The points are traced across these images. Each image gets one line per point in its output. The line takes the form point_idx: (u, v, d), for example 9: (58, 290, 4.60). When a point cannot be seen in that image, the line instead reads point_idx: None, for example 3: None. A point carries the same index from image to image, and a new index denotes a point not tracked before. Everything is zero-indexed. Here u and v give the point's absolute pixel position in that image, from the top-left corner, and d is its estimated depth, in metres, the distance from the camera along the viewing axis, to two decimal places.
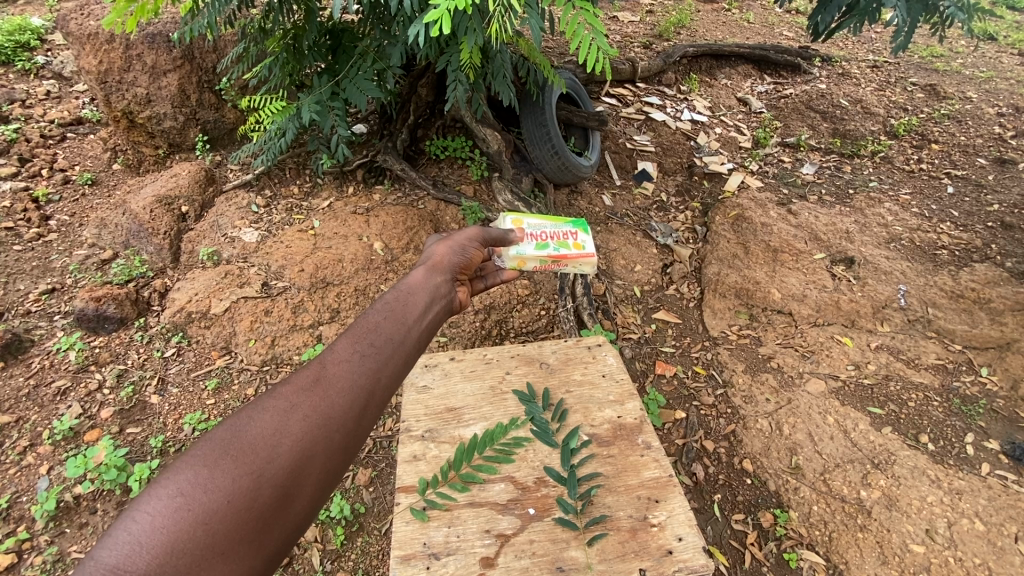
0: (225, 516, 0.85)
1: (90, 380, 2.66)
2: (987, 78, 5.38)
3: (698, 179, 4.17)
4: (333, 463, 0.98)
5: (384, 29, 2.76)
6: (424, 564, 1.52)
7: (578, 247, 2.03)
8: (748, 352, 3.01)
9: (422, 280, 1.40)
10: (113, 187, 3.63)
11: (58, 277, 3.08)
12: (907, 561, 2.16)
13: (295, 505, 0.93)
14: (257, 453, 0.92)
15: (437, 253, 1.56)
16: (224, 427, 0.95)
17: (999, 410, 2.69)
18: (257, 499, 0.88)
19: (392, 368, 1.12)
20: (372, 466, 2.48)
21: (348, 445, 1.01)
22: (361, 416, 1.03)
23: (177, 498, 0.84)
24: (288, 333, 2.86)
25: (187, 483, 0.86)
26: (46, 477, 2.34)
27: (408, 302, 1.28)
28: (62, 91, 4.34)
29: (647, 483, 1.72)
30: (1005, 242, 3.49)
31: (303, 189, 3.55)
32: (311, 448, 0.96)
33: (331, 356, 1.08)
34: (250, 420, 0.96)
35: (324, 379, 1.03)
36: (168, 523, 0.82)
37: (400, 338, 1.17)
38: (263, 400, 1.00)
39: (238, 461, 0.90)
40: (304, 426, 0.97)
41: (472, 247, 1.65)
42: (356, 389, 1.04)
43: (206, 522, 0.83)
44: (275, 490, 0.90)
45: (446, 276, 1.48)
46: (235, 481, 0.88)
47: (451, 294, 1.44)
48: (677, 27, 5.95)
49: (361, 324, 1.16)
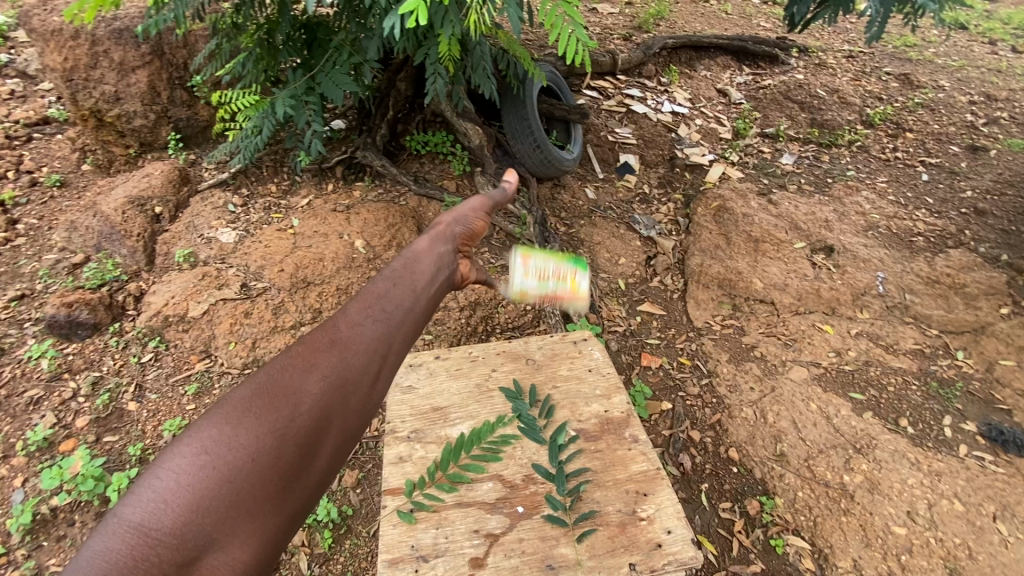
0: (249, 473, 0.86)
1: (64, 389, 2.59)
2: (958, 67, 5.47)
3: (679, 171, 4.19)
4: (352, 423, 0.97)
5: (360, 22, 2.67)
6: (413, 567, 1.50)
7: (572, 287, 2.08)
8: (732, 341, 3.04)
9: (428, 248, 1.37)
10: (82, 189, 3.51)
11: (27, 283, 2.98)
12: (889, 543, 2.20)
13: (315, 463, 0.92)
14: (277, 412, 0.92)
15: (441, 220, 1.52)
16: (243, 388, 0.95)
17: (976, 392, 2.75)
18: (279, 458, 0.88)
19: (406, 330, 1.10)
20: (359, 467, 2.45)
21: (364, 407, 1.00)
22: (377, 378, 1.02)
23: (200, 456, 0.85)
24: (269, 335, 2.81)
25: (210, 441, 0.87)
26: (20, 490, 2.27)
27: (417, 268, 1.26)
28: (26, 90, 4.19)
29: (634, 477, 1.73)
30: (978, 228, 3.57)
31: (281, 187, 3.49)
32: (329, 408, 0.95)
33: (344, 319, 1.07)
34: (269, 380, 0.96)
35: (339, 342, 1.03)
36: (192, 480, 0.83)
37: (412, 301, 1.15)
38: (281, 361, 1.00)
39: (258, 419, 0.91)
40: (321, 387, 0.96)
41: (475, 214, 1.59)
42: (370, 351, 1.03)
43: (231, 480, 0.84)
44: (296, 449, 0.90)
45: (452, 243, 1.45)
46: (257, 440, 0.89)
47: (453, 264, 1.40)
48: (656, 18, 5.96)
49: (374, 287, 1.15)
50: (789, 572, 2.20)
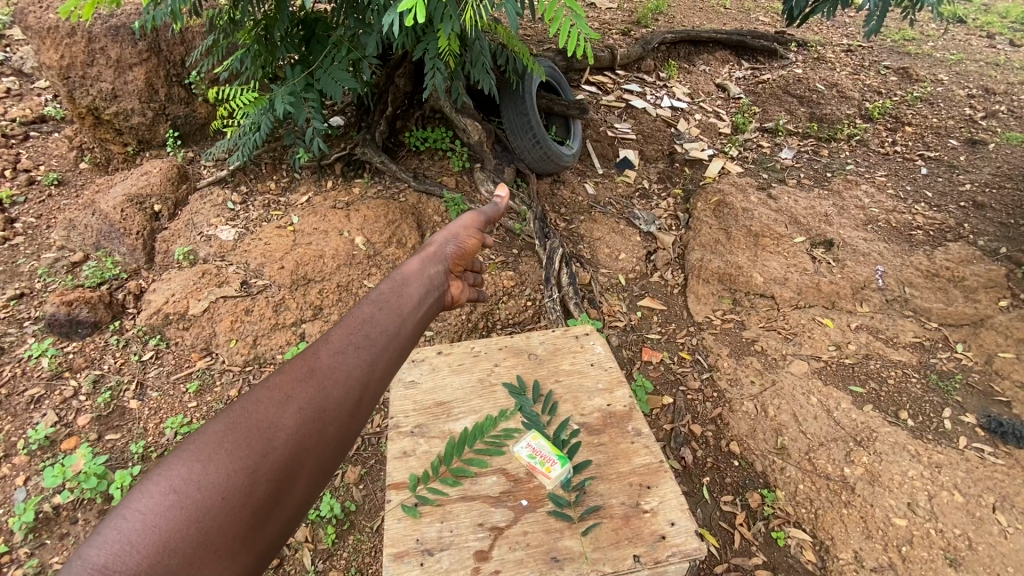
0: (219, 512, 0.81)
1: (65, 388, 2.58)
2: (957, 60, 5.48)
3: (679, 166, 4.19)
4: (328, 455, 0.95)
5: (358, 18, 2.68)
6: (418, 561, 1.51)
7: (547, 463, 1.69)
8: (732, 336, 3.05)
9: (416, 271, 1.40)
10: (81, 187, 3.50)
11: (26, 282, 2.97)
12: (890, 534, 2.21)
13: (289, 499, 0.89)
14: (251, 446, 0.88)
15: (431, 243, 1.55)
16: (218, 420, 0.92)
17: (975, 385, 2.76)
18: (252, 494, 0.84)
19: (387, 359, 1.10)
20: (361, 464, 2.45)
21: (342, 439, 0.98)
22: (355, 409, 1.00)
23: (169, 494, 0.80)
24: (270, 332, 2.81)
25: (180, 479, 0.82)
26: (22, 488, 2.26)
27: (402, 294, 1.27)
28: (23, 88, 4.17)
29: (637, 470, 1.73)
30: (977, 221, 3.58)
31: (280, 184, 3.48)
32: (306, 441, 0.93)
33: (324, 348, 1.06)
34: (243, 413, 0.93)
35: (319, 371, 1.01)
36: (159, 521, 0.78)
37: (395, 329, 1.15)
38: (256, 392, 0.97)
39: (231, 455, 0.86)
40: (299, 419, 0.94)
41: (467, 234, 1.63)
42: (350, 381, 1.02)
43: (200, 520, 0.80)
44: (270, 484, 0.87)
45: (441, 267, 1.48)
46: (229, 476, 0.84)
47: (445, 285, 1.45)
48: (655, 13, 5.95)
49: (355, 315, 1.15)
50: (791, 564, 2.21)
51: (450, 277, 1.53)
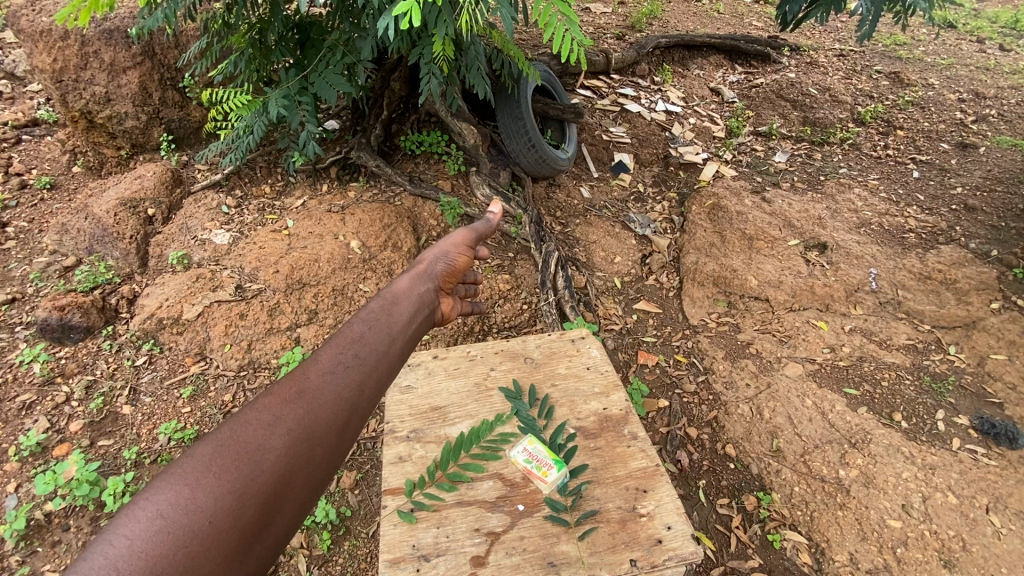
0: (207, 536, 0.80)
1: (57, 394, 2.56)
2: (948, 65, 5.53)
3: (674, 170, 4.20)
4: (318, 476, 0.95)
5: (353, 22, 2.69)
6: (414, 566, 1.50)
7: (542, 472, 1.69)
8: (727, 339, 3.06)
9: (406, 288, 1.40)
10: (73, 191, 3.48)
11: (17, 287, 2.94)
12: (884, 536, 2.22)
13: (278, 521, 0.88)
14: (239, 469, 0.87)
15: (421, 259, 1.56)
16: (204, 444, 0.90)
17: (968, 386, 2.78)
18: (241, 517, 0.84)
19: (376, 379, 1.10)
20: (356, 469, 2.44)
21: (329, 460, 0.97)
22: (345, 429, 1.00)
23: (156, 520, 0.79)
24: (265, 336, 2.80)
25: (167, 504, 0.81)
26: (13, 495, 2.24)
27: (392, 312, 1.27)
28: (15, 92, 4.16)
29: (635, 474, 1.73)
30: (969, 224, 3.61)
31: (275, 188, 3.48)
32: (295, 462, 0.92)
33: (313, 368, 1.06)
34: (231, 435, 0.91)
35: (309, 392, 1.01)
36: (146, 547, 0.76)
37: (384, 347, 1.16)
38: (244, 413, 0.96)
39: (219, 479, 0.85)
40: (287, 440, 0.93)
41: (457, 250, 1.64)
42: (340, 403, 1.02)
43: (187, 545, 0.78)
44: (257, 508, 0.86)
45: (431, 283, 1.50)
46: (217, 500, 0.83)
47: (434, 304, 1.46)
48: (649, 18, 5.99)
49: (345, 333, 1.15)
50: (787, 567, 2.20)
51: (439, 295, 1.53)
